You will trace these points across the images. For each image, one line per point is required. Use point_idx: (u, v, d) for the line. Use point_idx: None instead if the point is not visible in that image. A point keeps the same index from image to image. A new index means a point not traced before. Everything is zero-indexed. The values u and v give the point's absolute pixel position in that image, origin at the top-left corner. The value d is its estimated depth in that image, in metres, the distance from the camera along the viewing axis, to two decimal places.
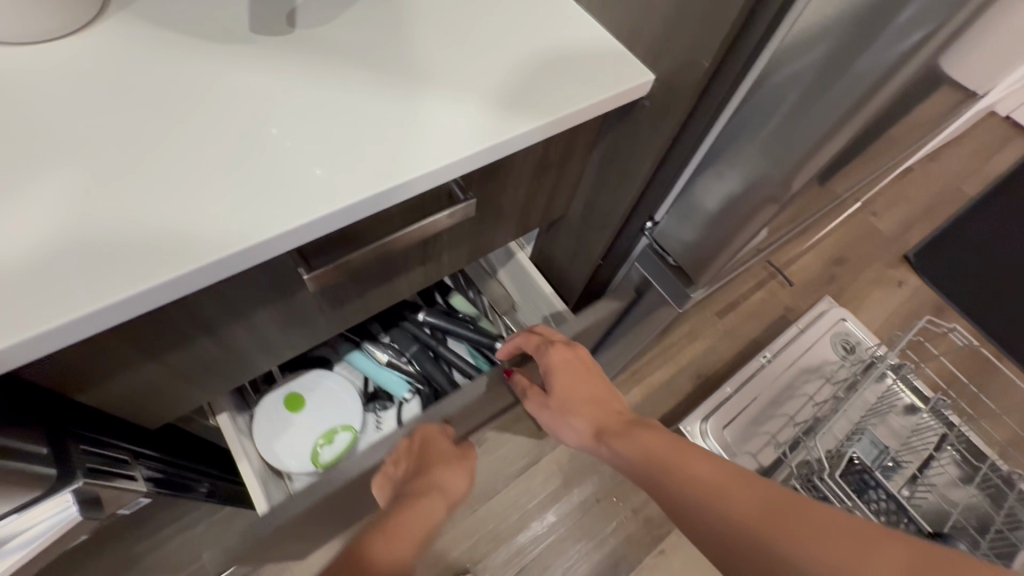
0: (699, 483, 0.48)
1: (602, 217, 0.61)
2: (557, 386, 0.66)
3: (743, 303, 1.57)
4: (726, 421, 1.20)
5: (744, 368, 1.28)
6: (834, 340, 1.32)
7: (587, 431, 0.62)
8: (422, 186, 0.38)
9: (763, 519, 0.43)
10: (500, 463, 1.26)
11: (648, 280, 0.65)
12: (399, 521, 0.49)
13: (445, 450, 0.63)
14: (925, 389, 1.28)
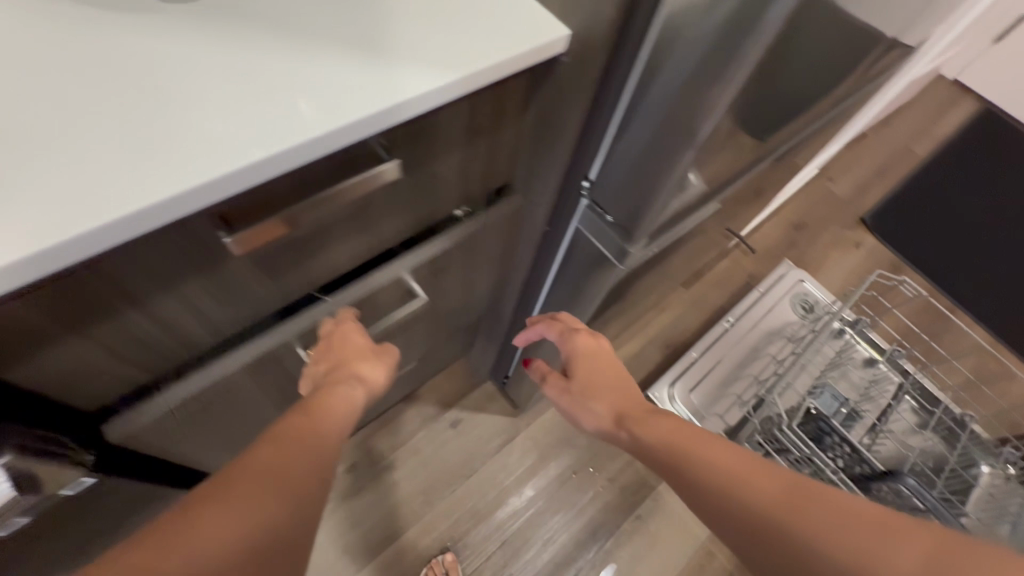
0: (718, 470, 0.49)
1: (540, 181, 0.62)
2: (580, 371, 0.68)
3: (707, 273, 1.61)
4: (692, 384, 1.24)
5: (708, 334, 1.32)
6: (793, 301, 1.37)
7: (606, 417, 0.63)
8: (344, 139, 0.38)
9: (779, 506, 0.44)
10: (477, 443, 1.27)
11: (591, 241, 0.67)
12: (297, 425, 0.47)
13: (356, 344, 0.57)
14: (881, 342, 1.32)
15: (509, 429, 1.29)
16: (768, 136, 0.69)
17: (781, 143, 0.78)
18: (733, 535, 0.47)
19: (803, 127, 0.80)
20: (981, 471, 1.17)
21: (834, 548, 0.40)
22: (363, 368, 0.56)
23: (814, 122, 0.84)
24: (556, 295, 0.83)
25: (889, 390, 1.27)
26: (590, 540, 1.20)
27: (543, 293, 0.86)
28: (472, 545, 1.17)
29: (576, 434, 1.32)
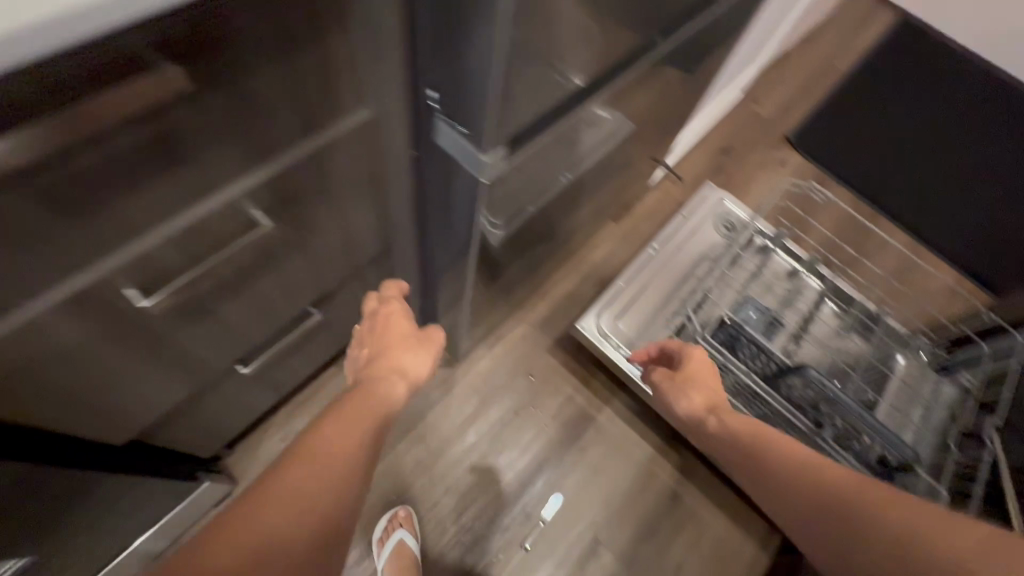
0: (798, 457, 0.67)
1: (387, 96, 0.59)
2: (689, 364, 0.88)
3: (637, 205, 1.61)
4: (619, 313, 1.24)
5: (633, 264, 1.31)
6: (716, 221, 1.38)
7: (700, 404, 0.85)
8: (96, 25, 0.31)
9: (811, 486, 0.62)
10: (416, 397, 1.25)
11: (452, 158, 0.64)
12: (349, 406, 0.58)
13: (399, 330, 0.72)
14: (801, 251, 1.35)
15: (449, 379, 1.28)
16: (635, 27, 0.67)
17: (659, 40, 0.76)
18: (790, 498, 0.65)
19: (681, 22, 0.78)
20: (897, 361, 1.24)
21: (891, 519, 0.53)
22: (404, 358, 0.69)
23: (696, 18, 0.81)
24: (449, 225, 0.80)
25: (809, 298, 1.31)
26: (537, 475, 1.22)
27: (436, 226, 0.83)
28: (422, 495, 1.18)
29: (515, 376, 1.32)
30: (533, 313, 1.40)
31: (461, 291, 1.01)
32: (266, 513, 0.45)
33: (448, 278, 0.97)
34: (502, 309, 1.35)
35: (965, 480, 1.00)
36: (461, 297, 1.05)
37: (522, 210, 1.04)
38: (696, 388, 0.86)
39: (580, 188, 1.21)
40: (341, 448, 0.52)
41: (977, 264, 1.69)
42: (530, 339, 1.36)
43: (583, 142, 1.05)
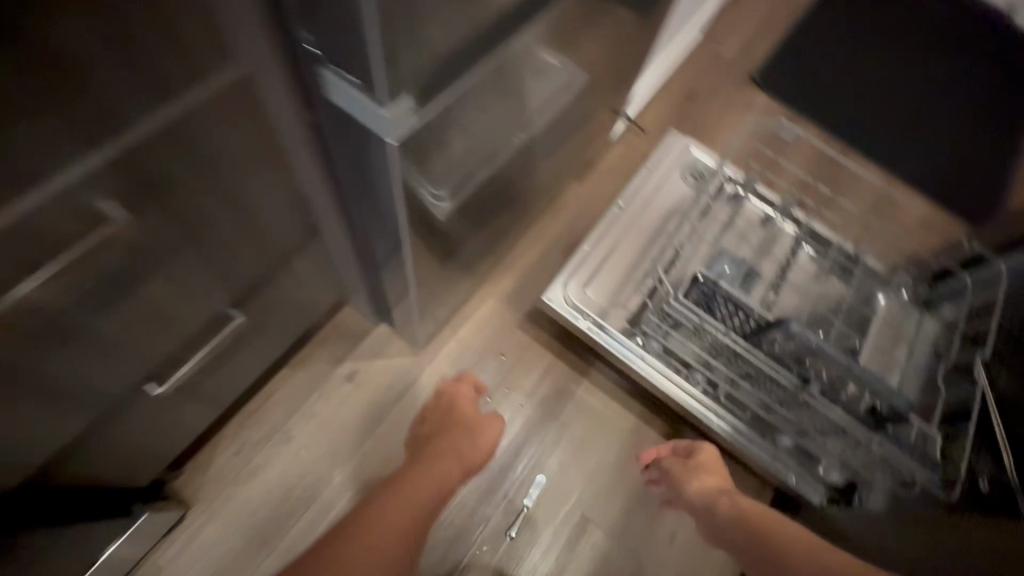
0: (794, 546, 0.73)
1: (255, 44, 0.48)
2: (699, 468, 0.94)
3: (600, 162, 1.51)
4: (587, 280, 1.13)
5: (598, 225, 1.21)
6: (683, 172, 1.29)
7: (712, 489, 0.90)
8: None
9: (804, 558, 0.70)
10: (379, 391, 1.15)
11: (352, 117, 0.54)
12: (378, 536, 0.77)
13: (466, 420, 1.04)
14: (774, 196, 1.28)
15: (413, 368, 1.19)
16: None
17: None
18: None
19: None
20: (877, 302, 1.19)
21: None
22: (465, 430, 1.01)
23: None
24: (372, 198, 0.68)
25: (784, 244, 1.25)
26: (517, 458, 1.15)
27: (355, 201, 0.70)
28: None
29: (485, 357, 1.23)
30: (499, 287, 1.31)
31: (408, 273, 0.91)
32: (367, 529, 0.78)
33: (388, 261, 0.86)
34: (465, 288, 1.25)
35: (954, 416, 0.96)
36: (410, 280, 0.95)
37: (468, 178, 0.93)
38: (702, 470, 0.94)
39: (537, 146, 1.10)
40: (383, 551, 0.76)
41: (951, 191, 1.64)
42: (497, 316, 1.27)
43: (531, 97, 0.94)
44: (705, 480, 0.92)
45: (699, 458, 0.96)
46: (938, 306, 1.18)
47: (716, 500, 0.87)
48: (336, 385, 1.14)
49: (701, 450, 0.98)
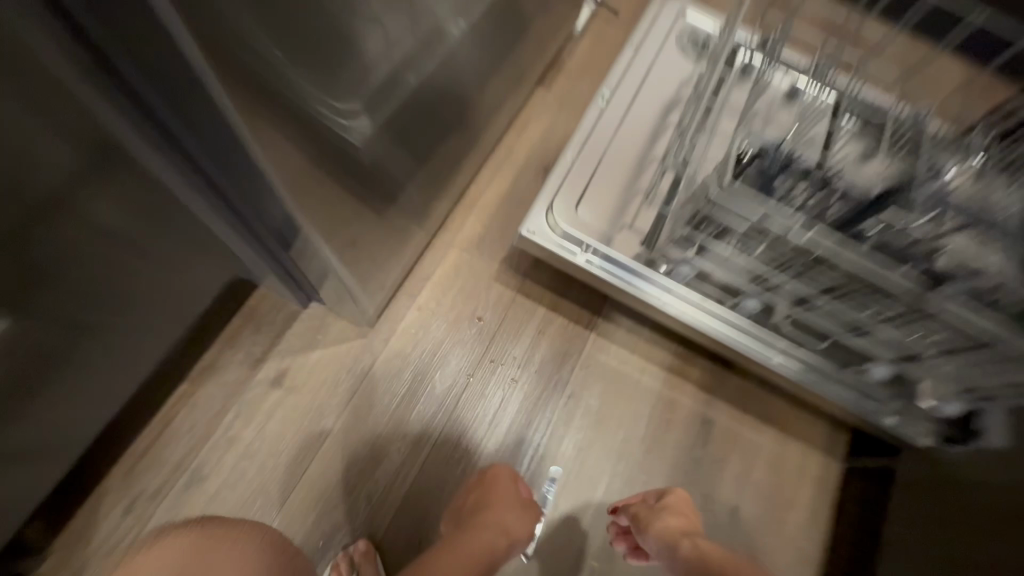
0: None
1: None
2: (667, 507, 0.75)
3: (568, 60, 1.18)
4: (577, 199, 0.80)
5: (581, 125, 0.88)
6: (680, 42, 0.97)
7: (676, 530, 0.71)
8: None
9: None
10: (320, 394, 0.84)
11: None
12: None
13: (509, 500, 0.77)
14: (801, 60, 0.97)
15: (362, 355, 0.88)
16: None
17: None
18: None
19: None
20: None
21: None
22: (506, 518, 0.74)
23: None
24: (156, 47, 0.35)
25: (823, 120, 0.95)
26: (520, 451, 0.86)
27: (131, 63, 0.37)
28: (363, 527, 0.80)
29: (458, 325, 0.92)
30: (463, 233, 0.99)
31: (309, 213, 0.59)
32: None
33: (263, 193, 0.54)
34: (417, 238, 0.93)
35: None
36: (318, 226, 0.63)
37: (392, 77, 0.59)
38: (669, 511, 0.75)
39: (491, 19, 0.77)
40: None
41: None
42: (466, 269, 0.95)
43: None
44: (671, 525, 0.72)
45: (669, 502, 0.77)
46: None
47: (686, 554, 0.67)
48: (259, 395, 0.83)
49: (675, 494, 0.78)
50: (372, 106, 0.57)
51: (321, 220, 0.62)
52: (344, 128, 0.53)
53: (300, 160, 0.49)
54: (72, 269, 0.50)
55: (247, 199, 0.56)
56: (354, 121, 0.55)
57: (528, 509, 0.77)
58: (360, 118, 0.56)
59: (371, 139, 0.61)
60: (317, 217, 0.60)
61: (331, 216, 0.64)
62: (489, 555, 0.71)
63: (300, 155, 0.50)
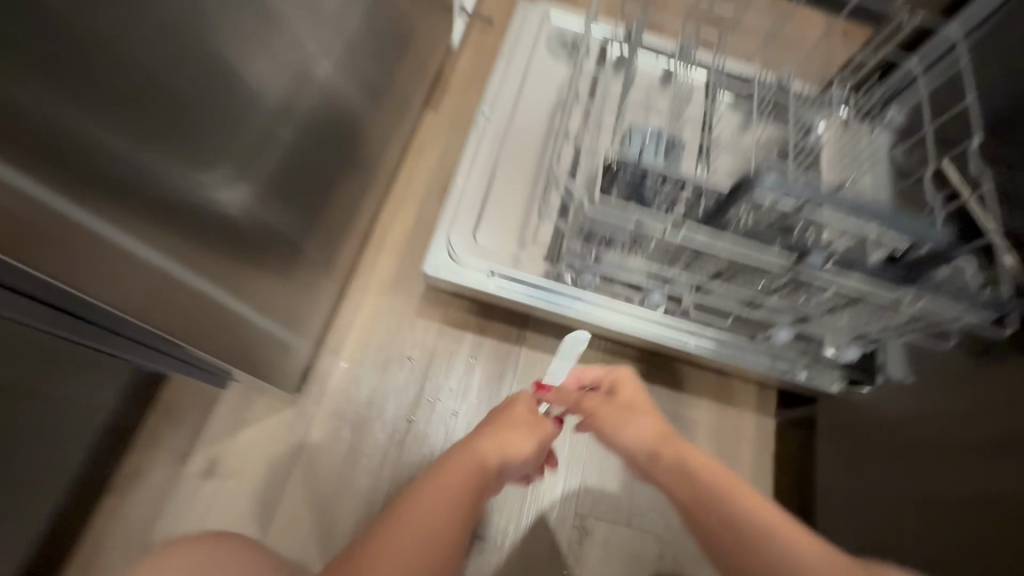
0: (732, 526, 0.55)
1: None
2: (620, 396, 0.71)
3: (451, 77, 1.19)
4: (475, 224, 0.81)
5: (467, 149, 0.87)
6: (550, 43, 0.96)
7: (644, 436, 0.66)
8: None
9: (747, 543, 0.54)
10: (256, 471, 0.82)
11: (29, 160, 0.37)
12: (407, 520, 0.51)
13: (527, 423, 0.67)
14: (666, 44, 1.02)
15: (295, 423, 0.86)
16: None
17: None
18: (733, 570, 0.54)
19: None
20: (819, 131, 0.99)
21: None
22: (509, 443, 0.64)
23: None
24: (100, 212, 0.44)
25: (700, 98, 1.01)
26: None
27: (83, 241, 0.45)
28: None
29: (389, 370, 0.91)
30: (376, 273, 0.98)
31: (211, 278, 0.61)
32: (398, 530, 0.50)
33: (99, 253, 0.46)
34: (330, 291, 0.92)
35: None
36: (199, 270, 0.59)
37: (255, 136, 0.61)
38: (632, 411, 0.69)
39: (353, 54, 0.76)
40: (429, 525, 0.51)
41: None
42: (385, 313, 0.95)
43: None
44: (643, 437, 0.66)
45: (622, 395, 0.71)
46: (884, 110, 0.99)
47: (683, 455, 0.62)
48: (192, 489, 0.80)
49: (624, 379, 0.73)
50: (246, 168, 0.61)
51: (204, 268, 0.59)
52: (231, 202, 0.60)
53: (207, 243, 0.59)
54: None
55: (182, 320, 0.60)
56: (225, 186, 0.58)
57: (536, 428, 0.67)
58: (227, 174, 0.58)
59: (251, 195, 0.64)
60: (225, 280, 0.64)
61: (213, 262, 0.61)
62: (479, 476, 0.58)
63: (121, 199, 0.46)
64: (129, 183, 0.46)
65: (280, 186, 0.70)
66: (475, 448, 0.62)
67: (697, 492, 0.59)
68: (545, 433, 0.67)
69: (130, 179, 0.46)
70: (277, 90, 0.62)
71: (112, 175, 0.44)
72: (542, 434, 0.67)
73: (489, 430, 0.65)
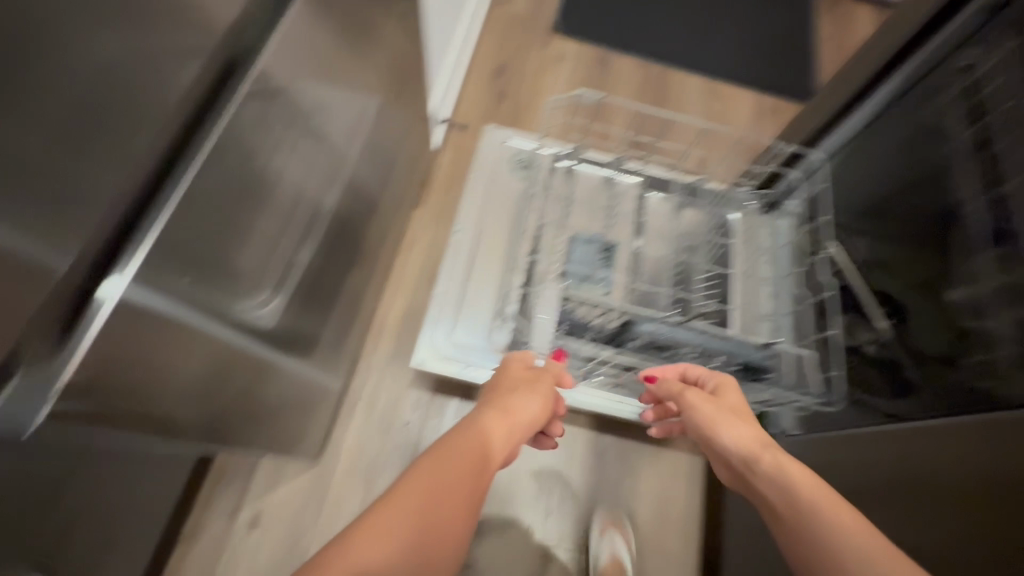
0: (820, 507, 0.62)
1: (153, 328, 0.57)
2: (725, 396, 0.81)
3: (435, 177, 1.44)
4: (452, 324, 1.05)
5: (445, 261, 1.11)
6: (510, 164, 1.22)
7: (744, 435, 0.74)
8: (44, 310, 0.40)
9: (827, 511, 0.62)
10: (292, 521, 1.06)
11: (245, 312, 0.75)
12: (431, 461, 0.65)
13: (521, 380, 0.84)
14: (604, 156, 1.26)
15: (320, 480, 1.09)
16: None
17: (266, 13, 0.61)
18: (799, 538, 0.62)
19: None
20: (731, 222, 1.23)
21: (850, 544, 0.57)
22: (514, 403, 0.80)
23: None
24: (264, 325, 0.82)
25: (633, 197, 1.25)
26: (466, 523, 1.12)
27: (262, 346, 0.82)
28: None
29: (392, 432, 1.15)
30: (379, 351, 1.23)
31: (299, 354, 0.96)
32: (418, 473, 0.62)
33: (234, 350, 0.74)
34: (344, 369, 1.16)
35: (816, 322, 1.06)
36: (290, 354, 0.93)
37: (276, 262, 0.82)
38: (730, 410, 0.78)
39: (348, 201, 1.02)
40: (433, 489, 0.61)
41: (760, 78, 1.73)
42: (387, 386, 1.19)
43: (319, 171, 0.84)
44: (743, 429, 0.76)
45: (728, 397, 0.81)
46: (782, 203, 1.24)
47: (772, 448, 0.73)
48: (242, 538, 1.03)
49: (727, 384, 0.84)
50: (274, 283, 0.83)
51: (294, 350, 0.94)
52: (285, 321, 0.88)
53: (285, 350, 0.91)
54: (77, 523, 0.70)
55: (271, 402, 0.92)
56: (291, 295, 0.88)
57: (529, 393, 0.83)
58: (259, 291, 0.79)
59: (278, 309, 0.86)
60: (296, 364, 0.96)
61: (295, 351, 0.95)
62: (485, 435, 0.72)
63: (201, 337, 0.66)
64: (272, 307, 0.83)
65: (302, 305, 0.92)
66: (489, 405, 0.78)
67: (794, 503, 0.64)
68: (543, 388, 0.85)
69: (271, 307, 0.82)
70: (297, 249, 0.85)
71: (266, 309, 0.81)
72: (536, 400, 0.82)
73: (495, 393, 0.82)
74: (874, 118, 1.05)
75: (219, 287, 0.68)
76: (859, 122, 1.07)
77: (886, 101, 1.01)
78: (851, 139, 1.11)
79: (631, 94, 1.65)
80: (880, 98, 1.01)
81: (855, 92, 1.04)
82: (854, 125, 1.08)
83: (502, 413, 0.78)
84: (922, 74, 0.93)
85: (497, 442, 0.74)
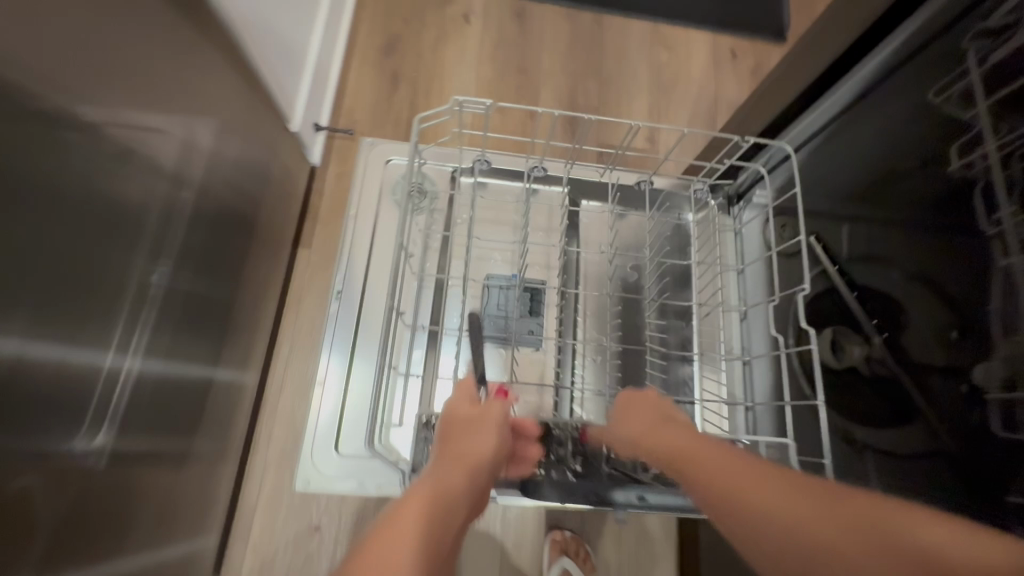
0: (747, 490, 0.53)
1: None
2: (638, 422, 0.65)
3: (322, 207, 1.20)
4: (337, 433, 0.83)
5: (323, 340, 0.87)
6: (393, 190, 0.94)
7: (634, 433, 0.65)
8: None
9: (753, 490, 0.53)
10: None
11: (76, 336, 0.61)
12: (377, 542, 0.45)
13: (472, 417, 0.59)
14: (517, 163, 0.99)
15: None
16: None
17: None
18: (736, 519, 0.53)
19: None
20: (686, 225, 0.98)
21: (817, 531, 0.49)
22: (469, 446, 0.56)
23: None
24: (109, 343, 0.67)
25: (559, 210, 0.99)
26: None
27: (122, 350, 0.70)
28: None
29: (305, 536, 0.99)
30: (277, 436, 1.05)
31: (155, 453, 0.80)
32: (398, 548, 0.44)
33: (63, 375, 0.60)
34: (228, 470, 0.99)
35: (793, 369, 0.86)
36: (141, 448, 0.77)
37: (103, 396, 0.68)
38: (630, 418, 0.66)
39: (172, 300, 0.79)
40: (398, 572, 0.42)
41: (716, 17, 1.41)
42: (289, 481, 1.02)
43: (70, 298, 0.60)
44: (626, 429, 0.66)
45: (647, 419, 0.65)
46: (749, 193, 0.98)
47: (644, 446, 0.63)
48: None
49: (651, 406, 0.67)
50: (101, 422, 0.67)
51: (145, 441, 0.77)
52: (117, 406, 0.70)
53: (127, 477, 0.74)
54: None
55: (130, 531, 0.76)
56: (131, 338, 0.71)
57: (491, 421, 0.59)
58: (80, 436, 0.65)
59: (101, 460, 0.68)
60: (148, 480, 0.79)
61: (144, 453, 0.77)
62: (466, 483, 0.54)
63: None
64: (115, 315, 0.68)
65: (126, 448, 0.73)
66: (435, 463, 0.54)
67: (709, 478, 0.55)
68: (495, 421, 0.59)
69: (112, 337, 0.68)
70: (78, 394, 0.63)
71: (106, 332, 0.66)
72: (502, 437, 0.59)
73: (444, 445, 0.56)
74: (862, 95, 0.79)
75: (9, 463, 0.54)
76: (842, 102, 0.81)
77: (874, 77, 0.75)
78: (833, 119, 0.85)
79: (557, 53, 1.33)
80: (864, 74, 0.75)
81: (822, 71, 0.78)
82: (835, 105, 0.82)
83: (479, 463, 0.56)
84: (923, 41, 0.68)
85: (464, 501, 0.53)
